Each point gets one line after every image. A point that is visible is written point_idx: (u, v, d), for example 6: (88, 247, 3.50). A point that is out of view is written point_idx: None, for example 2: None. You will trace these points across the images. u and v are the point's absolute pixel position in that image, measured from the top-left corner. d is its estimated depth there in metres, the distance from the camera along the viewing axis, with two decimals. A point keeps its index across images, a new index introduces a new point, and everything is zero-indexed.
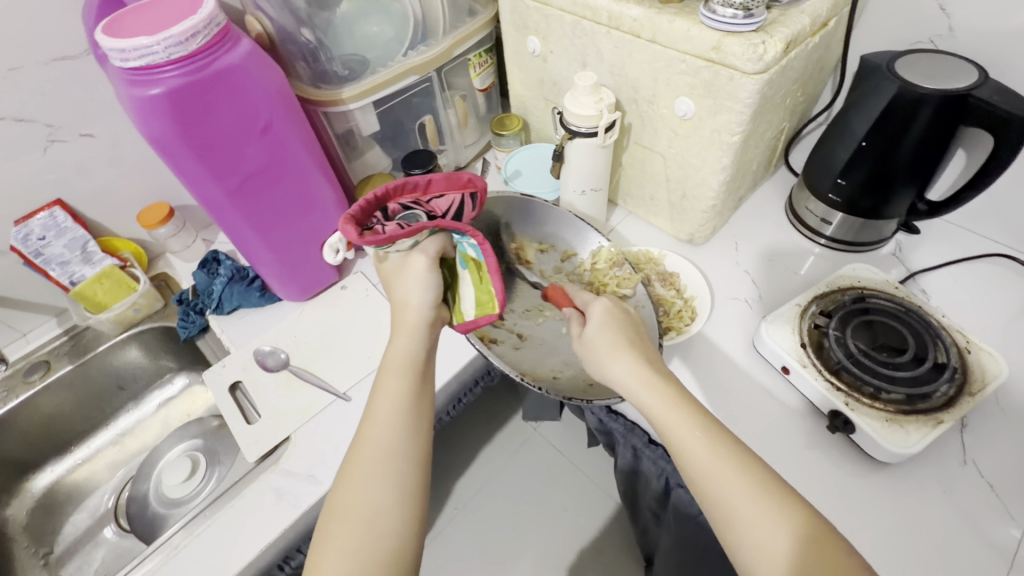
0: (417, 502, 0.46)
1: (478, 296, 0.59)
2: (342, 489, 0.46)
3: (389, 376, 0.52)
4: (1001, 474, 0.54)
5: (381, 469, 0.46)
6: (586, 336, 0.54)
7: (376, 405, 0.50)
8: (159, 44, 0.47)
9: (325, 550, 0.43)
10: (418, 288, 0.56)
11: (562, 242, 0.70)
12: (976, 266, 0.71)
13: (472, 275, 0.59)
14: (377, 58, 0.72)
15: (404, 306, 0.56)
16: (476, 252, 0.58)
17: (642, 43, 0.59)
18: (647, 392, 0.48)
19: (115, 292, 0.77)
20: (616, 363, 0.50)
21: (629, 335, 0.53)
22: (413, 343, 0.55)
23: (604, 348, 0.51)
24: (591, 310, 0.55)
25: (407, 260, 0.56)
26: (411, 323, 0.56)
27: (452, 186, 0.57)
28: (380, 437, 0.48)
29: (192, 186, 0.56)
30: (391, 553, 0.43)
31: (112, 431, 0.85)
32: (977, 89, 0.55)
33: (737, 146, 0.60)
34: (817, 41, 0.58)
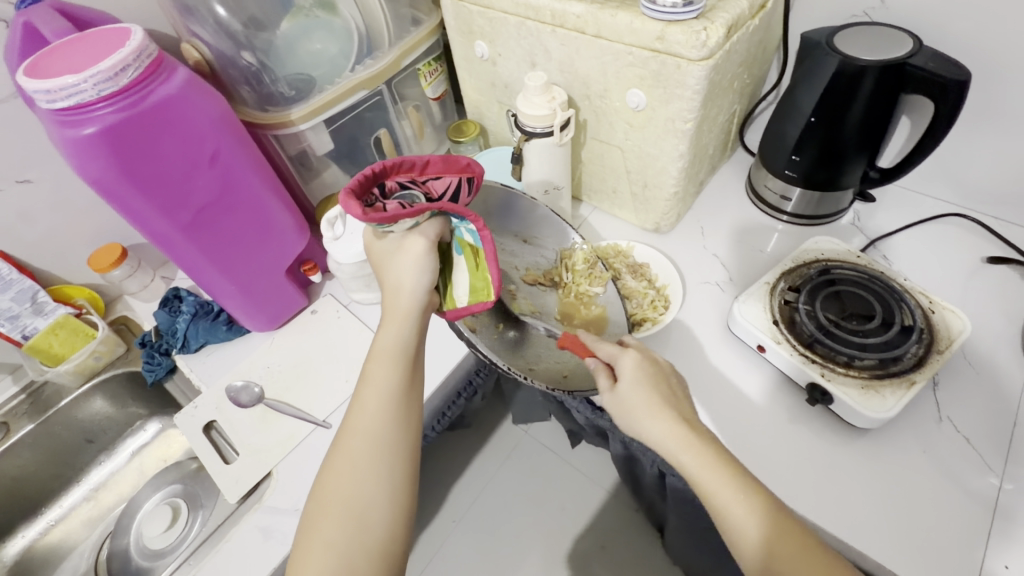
0: (406, 495, 0.47)
1: (473, 283, 0.52)
2: (332, 481, 0.46)
3: (377, 363, 0.51)
4: (975, 426, 0.56)
5: (369, 462, 0.46)
6: (621, 396, 0.49)
7: (364, 393, 0.50)
8: (87, 82, 0.45)
9: (313, 544, 0.43)
10: (412, 273, 0.51)
11: (545, 237, 0.67)
12: (930, 228, 0.73)
13: (468, 261, 0.52)
14: (323, 75, 0.70)
15: (398, 290, 0.52)
16: (473, 236, 0.51)
17: (588, 39, 0.59)
18: (690, 454, 0.45)
19: (72, 341, 0.74)
20: (655, 424, 0.47)
21: (666, 391, 0.49)
22: (404, 329, 0.52)
23: (643, 413, 0.48)
24: (623, 366, 0.50)
25: (404, 242, 0.51)
26: (404, 309, 0.52)
27: (451, 169, 0.50)
28: (368, 428, 0.48)
29: (141, 226, 0.54)
30: (379, 545, 0.44)
31: (84, 486, 0.81)
32: (913, 57, 0.57)
33: (691, 133, 0.61)
34: (757, 23, 0.59)
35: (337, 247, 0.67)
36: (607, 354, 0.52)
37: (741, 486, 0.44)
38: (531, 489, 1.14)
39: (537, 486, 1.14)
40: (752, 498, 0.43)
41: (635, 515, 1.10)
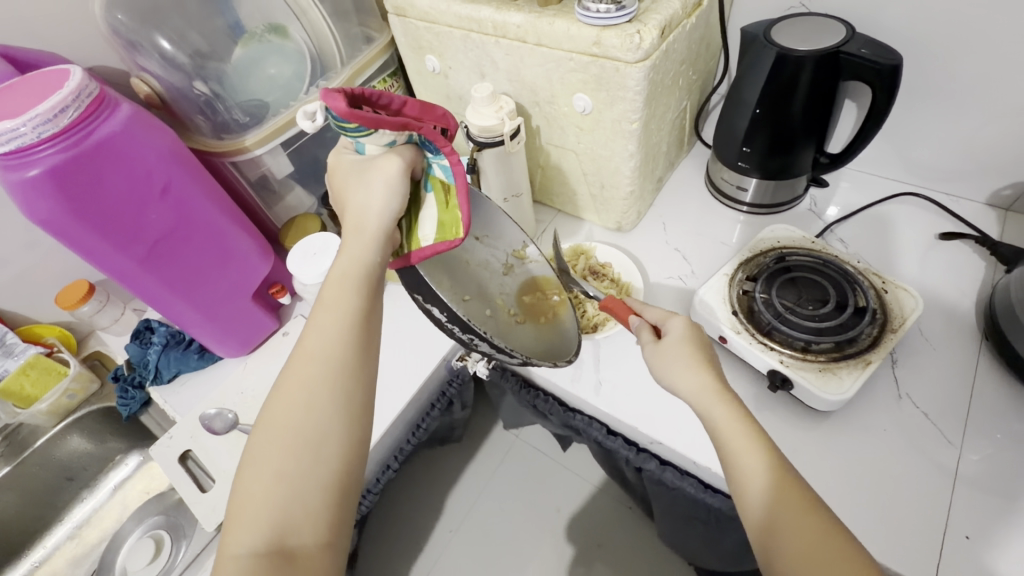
0: (362, 425, 0.45)
1: (441, 218, 0.47)
2: (281, 405, 0.44)
3: (334, 288, 0.47)
4: (933, 401, 0.57)
5: (323, 387, 0.44)
6: (664, 349, 0.48)
7: (319, 318, 0.46)
8: (25, 125, 0.45)
9: (261, 470, 0.42)
10: (380, 194, 0.46)
11: (497, 235, 0.54)
12: (884, 209, 0.75)
13: (437, 197, 0.47)
14: (277, 100, 0.70)
15: (363, 213, 0.47)
16: (445, 172, 0.46)
17: (530, 48, 0.60)
18: (719, 410, 0.44)
19: (44, 381, 0.73)
20: (688, 377, 0.46)
21: (708, 355, 0.47)
22: (366, 254, 0.47)
23: (678, 365, 0.46)
24: (670, 326, 0.50)
25: (376, 160, 0.46)
26: (368, 235, 0.47)
27: (428, 117, 0.45)
28: (323, 356, 0.45)
29: (96, 262, 0.54)
30: (331, 477, 0.43)
31: (67, 525, 0.81)
32: (847, 45, 0.58)
33: (639, 133, 0.62)
34: (694, 21, 0.60)
35: (301, 268, 0.68)
36: (654, 316, 0.52)
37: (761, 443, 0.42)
38: (523, 493, 1.14)
39: (528, 489, 1.14)
40: (762, 452, 0.41)
41: (627, 512, 1.11)
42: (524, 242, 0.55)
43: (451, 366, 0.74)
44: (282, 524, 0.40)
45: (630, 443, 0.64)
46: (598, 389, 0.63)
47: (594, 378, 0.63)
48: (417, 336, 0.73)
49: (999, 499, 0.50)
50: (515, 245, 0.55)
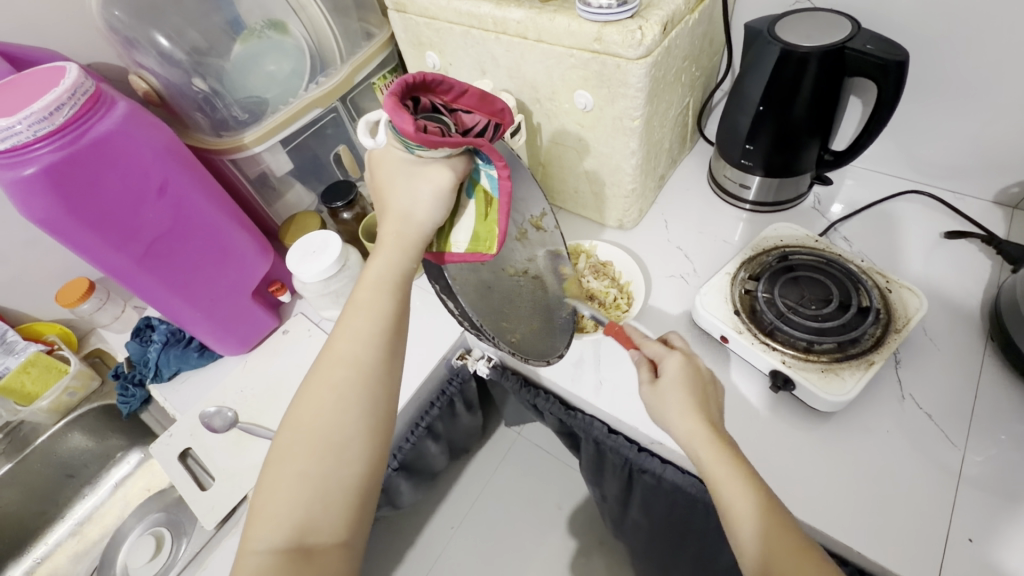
0: (386, 431, 0.46)
1: (477, 230, 0.46)
2: (309, 405, 0.44)
3: (367, 292, 0.47)
4: (936, 401, 0.56)
5: (352, 392, 0.44)
6: (660, 391, 0.49)
7: (351, 319, 0.46)
8: (21, 123, 0.45)
9: (285, 470, 0.42)
10: (427, 206, 0.45)
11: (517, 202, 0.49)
12: (889, 207, 0.74)
13: (478, 208, 0.45)
14: (276, 97, 0.70)
15: (405, 219, 0.46)
16: (491, 183, 0.44)
17: (531, 44, 0.60)
18: (708, 452, 0.44)
19: (44, 378, 0.73)
20: (682, 422, 0.47)
21: (704, 398, 0.48)
22: (399, 262, 0.47)
23: (676, 411, 0.47)
24: (666, 366, 0.51)
25: (425, 170, 0.43)
26: (407, 241, 0.47)
27: (484, 108, 0.43)
28: (357, 358, 0.45)
29: (94, 260, 0.54)
30: (354, 480, 0.43)
31: (70, 521, 0.81)
32: (852, 41, 0.57)
33: (641, 130, 0.61)
34: (697, 16, 0.59)
35: (301, 267, 0.67)
36: (653, 352, 0.53)
37: (756, 499, 0.41)
38: (523, 491, 1.14)
39: (529, 487, 1.14)
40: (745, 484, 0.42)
41: None
42: (542, 211, 0.53)
43: (451, 365, 0.74)
44: (304, 524, 0.41)
45: (632, 442, 0.63)
46: (599, 389, 0.62)
47: (594, 378, 0.63)
48: (418, 335, 0.73)
49: (1001, 501, 0.50)
50: (534, 213, 0.52)
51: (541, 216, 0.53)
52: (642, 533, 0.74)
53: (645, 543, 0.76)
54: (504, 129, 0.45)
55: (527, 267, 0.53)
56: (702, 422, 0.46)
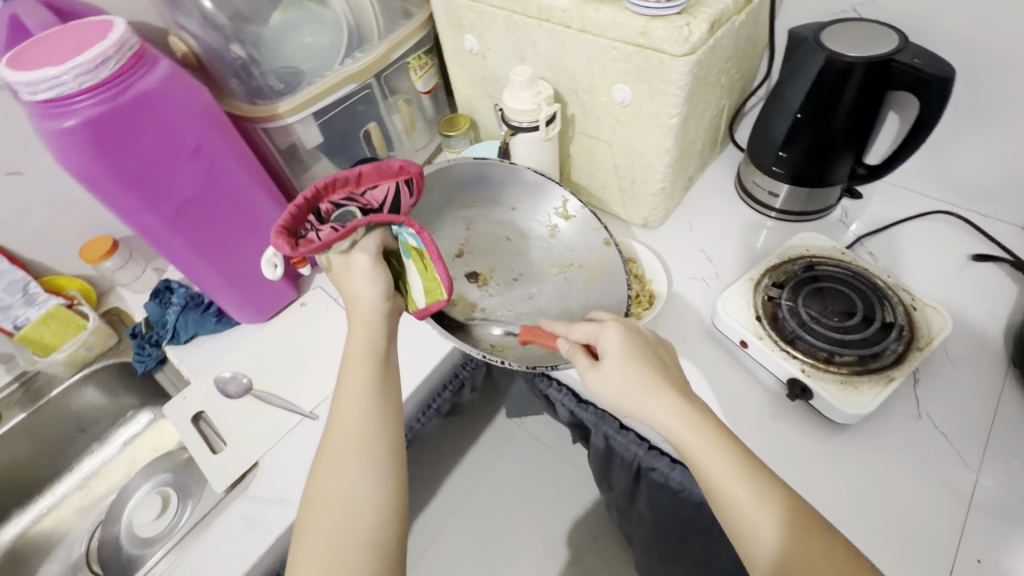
0: (394, 482, 0.48)
1: (426, 284, 0.55)
2: (320, 478, 0.48)
3: (353, 365, 0.54)
4: (953, 422, 0.56)
5: (351, 451, 0.49)
6: (609, 372, 0.48)
7: (345, 394, 0.52)
8: (67, 74, 0.45)
9: (307, 539, 0.45)
10: (366, 284, 0.55)
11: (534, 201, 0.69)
12: (917, 225, 0.73)
13: (417, 263, 0.55)
14: (312, 69, 0.70)
15: (357, 302, 0.56)
16: (416, 240, 0.54)
17: (574, 34, 0.59)
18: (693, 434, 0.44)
19: (63, 332, 0.74)
20: (654, 404, 0.46)
21: (659, 368, 0.48)
22: (374, 334, 0.56)
23: (637, 391, 0.46)
24: (606, 342, 0.49)
25: (350, 260, 0.55)
26: (368, 317, 0.56)
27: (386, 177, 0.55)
28: (351, 422, 0.50)
29: (124, 216, 0.54)
30: (370, 531, 0.45)
31: (77, 474, 0.82)
32: (900, 54, 0.56)
33: (677, 128, 0.61)
34: (744, 18, 0.59)
35: None
36: (584, 334, 0.51)
37: (755, 490, 0.41)
38: (522, 482, 1.15)
39: (528, 479, 1.15)
40: (754, 478, 0.41)
41: None
42: (564, 199, 0.68)
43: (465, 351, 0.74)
44: None
45: (642, 440, 0.64)
46: None
47: None
48: None
49: (1011, 527, 0.50)
50: (557, 206, 0.68)
51: (567, 204, 0.68)
52: (645, 530, 0.75)
53: (646, 540, 0.76)
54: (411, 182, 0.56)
55: (569, 261, 0.67)
56: (676, 400, 0.45)
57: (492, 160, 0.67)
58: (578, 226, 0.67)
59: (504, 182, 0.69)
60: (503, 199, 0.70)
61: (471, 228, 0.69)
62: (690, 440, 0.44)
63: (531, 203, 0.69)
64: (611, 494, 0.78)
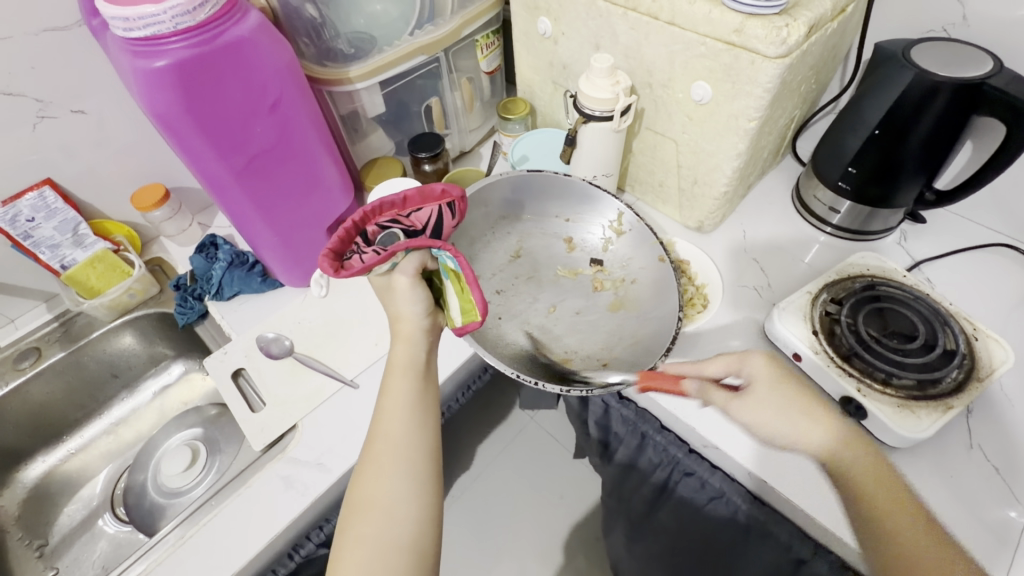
0: (431, 491, 0.48)
1: (462, 305, 0.53)
2: (358, 482, 0.48)
3: (393, 377, 0.54)
4: (1005, 457, 0.55)
5: (392, 459, 0.48)
6: (754, 398, 0.51)
7: (386, 405, 0.52)
8: (166, 13, 0.44)
9: (345, 543, 0.44)
10: (405, 302, 0.55)
11: (587, 214, 0.72)
12: (977, 256, 0.72)
13: (454, 285, 0.53)
14: (383, 37, 0.69)
15: (398, 320, 0.56)
16: (454, 263, 0.52)
17: (660, 26, 0.58)
18: (769, 384, 0.52)
19: (108, 276, 0.74)
20: (809, 425, 0.50)
21: (795, 384, 0.52)
22: (417, 349, 0.55)
23: (792, 414, 0.50)
24: (750, 369, 0.53)
25: (391, 283, 0.54)
26: (408, 332, 0.55)
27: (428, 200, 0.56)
28: (391, 432, 0.50)
29: (196, 164, 0.54)
30: (409, 538, 0.45)
31: (106, 419, 0.83)
32: (992, 78, 0.55)
33: (753, 132, 0.60)
34: (835, 27, 0.57)
35: None
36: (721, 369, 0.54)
37: (804, 412, 0.50)
38: (533, 473, 1.15)
39: (538, 471, 1.15)
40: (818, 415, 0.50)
41: None
42: (620, 212, 0.70)
43: None
44: None
45: (682, 442, 0.63)
46: None
47: None
48: None
49: None
50: (613, 219, 0.70)
51: (621, 217, 0.70)
52: (660, 539, 0.74)
53: (662, 549, 0.75)
54: (454, 204, 0.56)
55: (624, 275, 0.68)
56: (820, 409, 0.51)
57: (547, 172, 0.70)
58: (632, 241, 0.69)
59: (559, 195, 0.72)
60: (557, 211, 0.73)
61: (526, 240, 0.72)
62: (800, 421, 0.50)
63: (588, 217, 0.72)
64: (628, 500, 0.77)
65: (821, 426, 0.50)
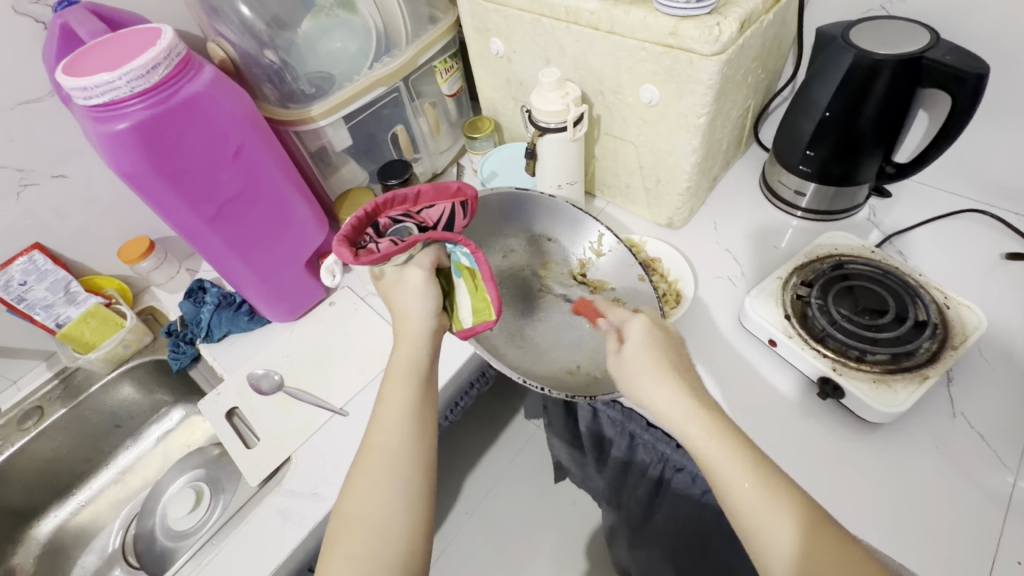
0: (424, 506, 0.49)
1: (475, 304, 0.57)
2: (350, 496, 0.49)
3: (394, 383, 0.54)
4: (989, 423, 0.55)
5: (386, 473, 0.49)
6: (625, 357, 0.51)
7: (384, 412, 0.52)
8: (121, 79, 0.47)
9: (335, 558, 0.45)
10: (415, 300, 0.56)
11: (570, 233, 0.71)
12: (948, 224, 0.72)
13: (466, 282, 0.57)
14: (342, 73, 0.71)
15: (405, 317, 0.57)
16: (469, 260, 0.56)
17: (602, 35, 0.60)
18: (632, 347, 0.51)
19: (101, 330, 0.77)
20: (658, 389, 0.48)
21: (671, 359, 0.50)
22: (418, 354, 0.56)
23: (647, 375, 0.49)
24: (631, 330, 0.52)
25: (403, 274, 0.56)
26: (413, 333, 0.56)
27: (442, 197, 0.55)
28: (387, 444, 0.50)
29: (170, 217, 0.56)
30: (399, 555, 0.46)
31: (112, 469, 0.85)
32: (930, 51, 0.56)
33: (704, 128, 0.61)
34: (771, 18, 0.59)
35: None
36: (618, 320, 0.55)
37: (654, 372, 0.49)
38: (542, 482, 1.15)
39: (547, 481, 1.15)
40: (665, 379, 0.48)
41: None
42: (601, 233, 0.70)
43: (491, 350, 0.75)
44: None
45: (670, 438, 0.63)
46: None
47: None
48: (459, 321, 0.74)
49: None
50: (594, 241, 0.70)
51: (603, 239, 0.70)
52: (663, 541, 0.74)
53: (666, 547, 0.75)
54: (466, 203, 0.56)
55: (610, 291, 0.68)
56: (679, 384, 0.48)
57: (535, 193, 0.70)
58: (613, 262, 0.69)
59: (544, 214, 0.71)
60: (540, 230, 0.72)
61: (510, 256, 0.71)
62: (659, 390, 0.48)
63: (570, 236, 0.71)
64: (626, 503, 0.77)
65: (665, 387, 0.48)
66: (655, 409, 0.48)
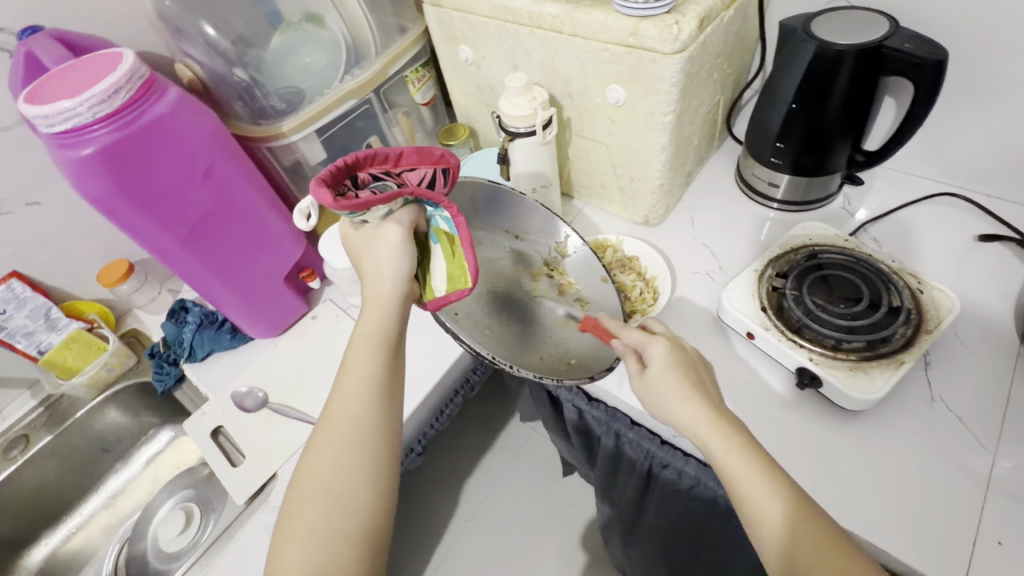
0: (387, 479, 0.49)
1: (451, 271, 0.51)
2: (310, 468, 0.48)
3: (359, 349, 0.51)
4: (967, 405, 0.56)
5: (347, 445, 0.48)
6: (650, 379, 0.49)
7: (346, 379, 0.50)
8: (82, 105, 0.47)
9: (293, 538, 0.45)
10: (389, 261, 0.51)
11: (535, 231, 0.63)
12: (921, 208, 0.73)
13: (444, 247, 0.51)
14: (312, 87, 0.71)
15: (376, 278, 0.52)
16: (448, 225, 0.49)
17: (566, 38, 0.60)
18: (655, 364, 0.49)
19: (84, 354, 0.77)
20: (683, 408, 0.47)
21: (696, 377, 0.49)
22: (384, 318, 0.52)
23: (671, 398, 0.47)
24: (652, 352, 0.50)
25: (379, 230, 0.50)
26: (383, 296, 0.52)
27: (425, 161, 0.48)
28: (351, 415, 0.49)
29: (142, 240, 0.56)
30: (361, 534, 0.46)
31: (102, 494, 0.84)
32: (889, 39, 0.56)
33: (672, 125, 0.61)
34: (732, 13, 0.59)
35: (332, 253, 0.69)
36: (633, 340, 0.51)
37: (679, 387, 0.48)
38: (539, 485, 1.15)
39: (544, 483, 1.15)
40: (688, 395, 0.47)
41: None
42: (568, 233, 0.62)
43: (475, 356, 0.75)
44: None
45: (654, 435, 0.63)
46: (622, 382, 0.62)
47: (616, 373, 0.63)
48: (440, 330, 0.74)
49: None
50: (559, 241, 0.62)
51: (568, 241, 0.63)
52: (656, 538, 0.74)
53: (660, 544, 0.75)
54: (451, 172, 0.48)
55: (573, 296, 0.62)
56: (703, 402, 0.46)
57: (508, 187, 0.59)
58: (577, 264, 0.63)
59: (513, 212, 0.61)
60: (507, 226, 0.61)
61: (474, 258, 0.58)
62: (683, 409, 0.47)
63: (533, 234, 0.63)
64: (618, 502, 0.77)
65: (691, 403, 0.47)
66: (678, 424, 0.47)
